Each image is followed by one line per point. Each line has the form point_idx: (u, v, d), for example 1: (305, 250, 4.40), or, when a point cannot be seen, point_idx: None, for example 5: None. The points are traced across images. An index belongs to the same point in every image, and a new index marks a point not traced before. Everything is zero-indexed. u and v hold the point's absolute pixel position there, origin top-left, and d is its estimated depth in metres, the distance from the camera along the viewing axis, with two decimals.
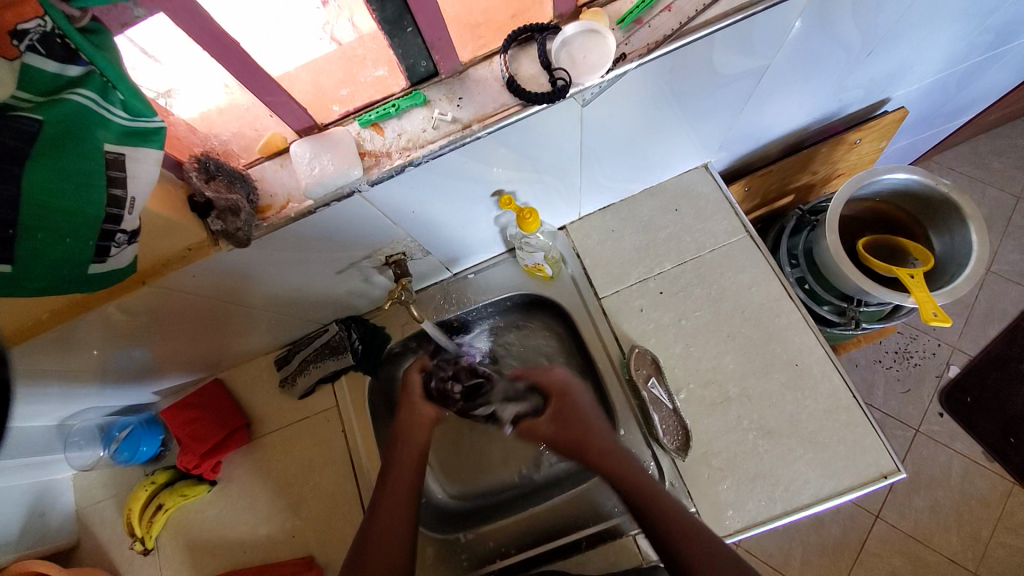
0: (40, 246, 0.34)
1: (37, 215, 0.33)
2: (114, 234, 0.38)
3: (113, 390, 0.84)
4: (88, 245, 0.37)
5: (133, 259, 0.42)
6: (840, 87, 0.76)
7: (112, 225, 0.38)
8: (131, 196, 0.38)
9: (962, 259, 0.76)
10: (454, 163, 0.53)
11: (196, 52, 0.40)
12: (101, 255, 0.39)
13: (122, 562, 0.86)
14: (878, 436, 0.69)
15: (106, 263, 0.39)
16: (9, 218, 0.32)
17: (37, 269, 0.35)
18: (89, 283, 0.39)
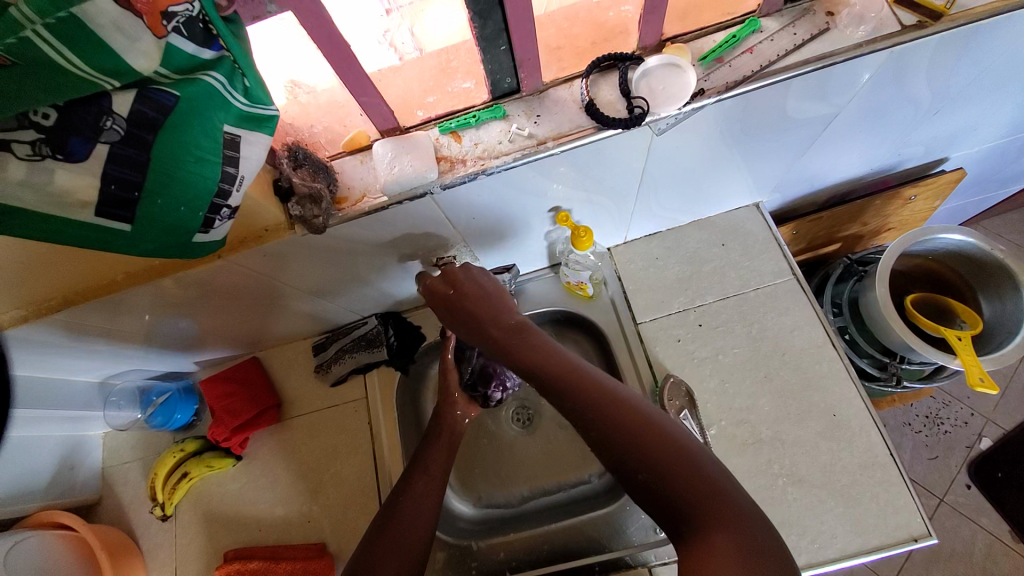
0: (158, 210, 0.38)
1: (162, 183, 0.37)
2: (221, 209, 0.42)
3: (155, 357, 0.87)
4: (197, 215, 0.40)
5: (226, 234, 0.46)
6: (901, 141, 0.76)
7: (220, 200, 0.41)
8: (241, 174, 0.41)
9: (1013, 327, 0.74)
10: (522, 176, 0.55)
11: (308, 49, 0.45)
12: (206, 226, 0.42)
13: (140, 524, 0.89)
14: (913, 498, 0.68)
15: (207, 234, 0.43)
16: (138, 180, 0.36)
17: (151, 231, 0.39)
18: (191, 250, 0.43)
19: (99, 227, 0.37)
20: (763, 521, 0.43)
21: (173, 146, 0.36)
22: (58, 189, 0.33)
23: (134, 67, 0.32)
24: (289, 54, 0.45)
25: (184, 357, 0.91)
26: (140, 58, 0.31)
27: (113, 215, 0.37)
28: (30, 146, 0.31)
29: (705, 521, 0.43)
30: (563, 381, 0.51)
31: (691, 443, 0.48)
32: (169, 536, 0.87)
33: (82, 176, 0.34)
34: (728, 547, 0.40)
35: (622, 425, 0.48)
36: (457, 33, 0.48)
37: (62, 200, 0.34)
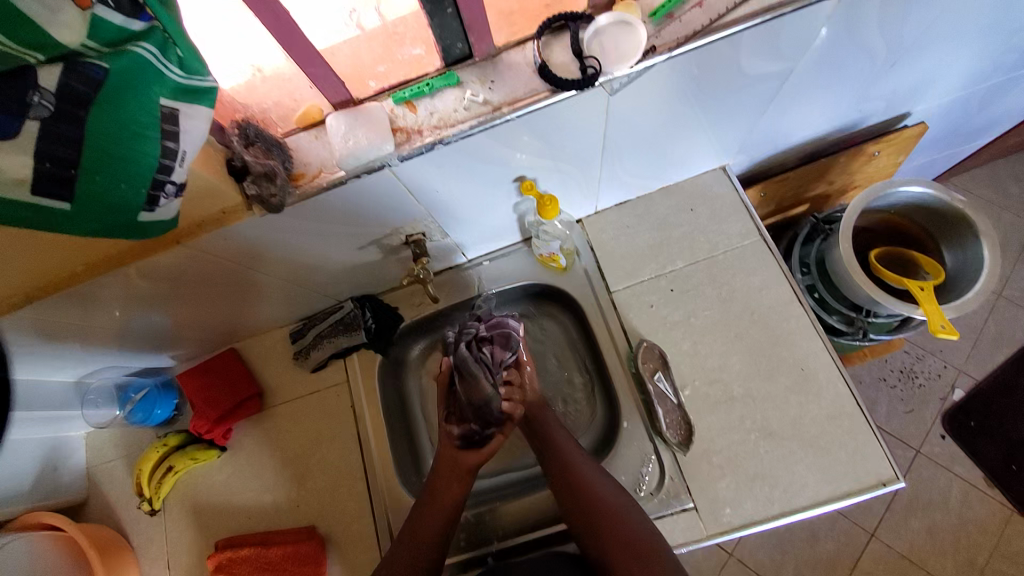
0: (99, 187, 0.36)
1: (97, 158, 0.35)
2: (165, 185, 0.40)
3: (130, 353, 0.86)
4: (140, 192, 0.39)
5: (177, 214, 0.44)
6: (862, 96, 0.77)
7: (162, 175, 0.39)
8: (182, 148, 0.39)
9: (974, 275, 0.76)
10: (480, 145, 0.55)
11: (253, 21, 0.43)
12: (151, 205, 0.40)
13: (128, 521, 0.89)
14: (880, 444, 0.69)
15: (154, 213, 0.41)
16: (73, 158, 0.34)
17: (94, 209, 0.37)
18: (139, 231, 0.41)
19: (33, 208, 0.35)
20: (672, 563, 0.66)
21: (104, 118, 0.35)
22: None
23: (60, 41, 0.31)
24: (235, 26, 0.44)
25: (161, 353, 0.90)
26: (65, 31, 0.31)
27: (52, 195, 0.35)
28: None
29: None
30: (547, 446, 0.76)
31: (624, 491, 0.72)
32: (159, 531, 0.87)
33: (12, 154, 0.32)
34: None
35: (593, 499, 0.69)
36: (408, 8, 0.47)
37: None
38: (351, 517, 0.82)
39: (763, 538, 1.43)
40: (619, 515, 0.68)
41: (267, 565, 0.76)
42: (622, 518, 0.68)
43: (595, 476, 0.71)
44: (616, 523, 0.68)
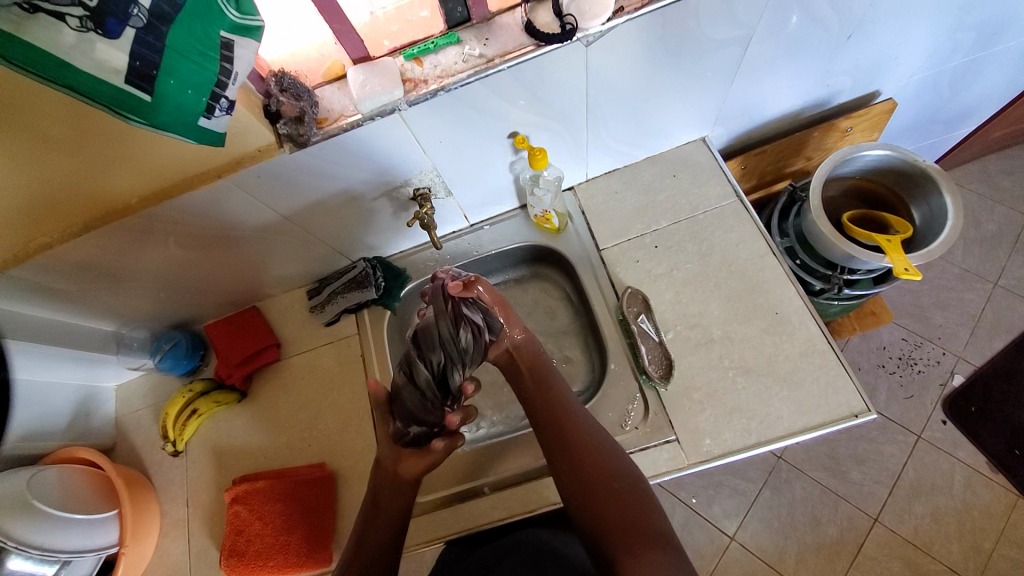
0: (171, 89, 0.47)
1: (175, 64, 0.46)
2: (220, 98, 0.51)
3: (164, 307, 0.96)
4: (200, 99, 0.50)
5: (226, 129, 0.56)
6: (826, 71, 0.86)
7: (219, 90, 0.50)
8: (236, 71, 0.51)
9: (940, 227, 0.83)
10: (477, 95, 0.65)
11: (306, 10, 0.57)
12: (208, 113, 0.52)
13: (154, 464, 0.96)
14: (850, 379, 0.75)
15: (210, 121, 0.52)
16: (155, 61, 0.45)
17: (167, 107, 0.48)
18: (194, 133, 0.52)
19: (125, 93, 0.46)
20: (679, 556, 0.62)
21: (184, 32, 0.46)
22: (98, 57, 0.42)
23: None
24: (292, 10, 0.57)
25: (191, 308, 0.99)
26: None
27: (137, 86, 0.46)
28: (78, 20, 0.40)
29: (634, 554, 0.61)
30: (552, 418, 0.75)
31: (631, 472, 0.69)
32: (181, 471, 0.95)
33: (116, 51, 0.43)
34: (655, 558, 0.60)
35: (585, 457, 0.70)
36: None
37: (101, 67, 0.43)
38: (358, 455, 0.89)
39: (764, 523, 1.43)
40: (617, 483, 0.67)
41: (282, 494, 0.84)
42: (621, 484, 0.67)
43: (592, 433, 0.72)
44: (612, 490, 0.67)
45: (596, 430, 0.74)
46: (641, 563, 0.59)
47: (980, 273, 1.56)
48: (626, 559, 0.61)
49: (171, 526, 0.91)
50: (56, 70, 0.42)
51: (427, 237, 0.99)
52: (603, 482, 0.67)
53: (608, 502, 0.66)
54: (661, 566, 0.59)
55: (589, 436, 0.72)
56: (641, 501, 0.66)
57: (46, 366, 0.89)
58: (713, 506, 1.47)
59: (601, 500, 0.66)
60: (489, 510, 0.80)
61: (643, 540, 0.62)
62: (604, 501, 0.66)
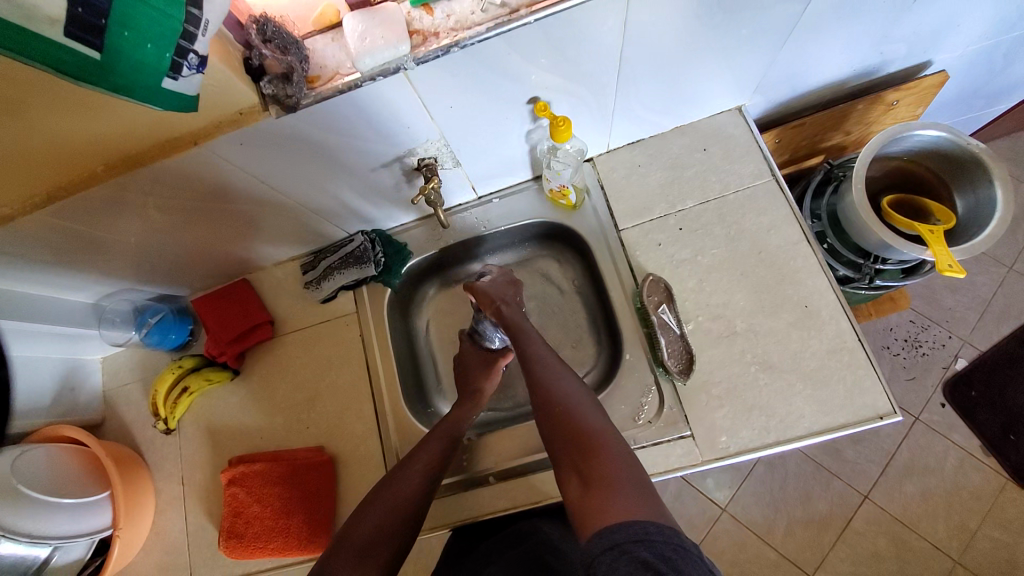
0: (127, 43, 0.40)
1: (130, 12, 0.39)
2: (188, 54, 0.44)
3: (146, 279, 0.88)
4: (164, 55, 0.42)
5: (198, 90, 0.48)
6: (885, 35, 0.76)
7: (185, 43, 0.43)
8: (205, 17, 0.43)
9: (987, 219, 0.76)
10: (496, 53, 0.56)
11: None
12: (174, 72, 0.44)
13: (146, 440, 0.93)
14: (879, 379, 0.71)
15: (177, 82, 0.45)
16: (105, 8, 0.38)
17: (125, 66, 0.41)
18: (160, 98, 0.45)
19: (67, 50, 0.38)
20: (641, 470, 0.56)
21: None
22: (29, 4, 0.35)
23: None
24: None
25: (174, 280, 0.92)
26: None
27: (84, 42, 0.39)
28: None
29: (589, 476, 0.56)
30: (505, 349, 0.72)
31: (584, 396, 0.64)
32: (174, 449, 0.91)
33: None
34: (611, 474, 0.55)
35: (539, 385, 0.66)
36: None
37: (32, 15, 0.36)
38: (359, 439, 0.86)
39: (756, 497, 1.45)
40: (566, 406, 0.63)
41: (279, 477, 0.81)
42: (573, 408, 0.62)
43: (545, 362, 0.68)
44: (564, 414, 0.62)
45: (552, 354, 0.69)
46: (599, 485, 0.54)
47: (996, 256, 1.52)
48: (580, 484, 0.56)
49: (168, 503, 0.89)
50: None
51: (431, 208, 0.90)
52: (556, 409, 0.63)
53: (558, 426, 0.62)
54: (617, 486, 0.54)
55: (542, 362, 0.68)
56: (594, 418, 0.61)
57: (21, 343, 0.83)
58: (706, 479, 1.49)
59: (552, 423, 0.62)
60: (493, 499, 0.78)
61: (594, 458, 0.57)
62: (554, 426, 0.62)
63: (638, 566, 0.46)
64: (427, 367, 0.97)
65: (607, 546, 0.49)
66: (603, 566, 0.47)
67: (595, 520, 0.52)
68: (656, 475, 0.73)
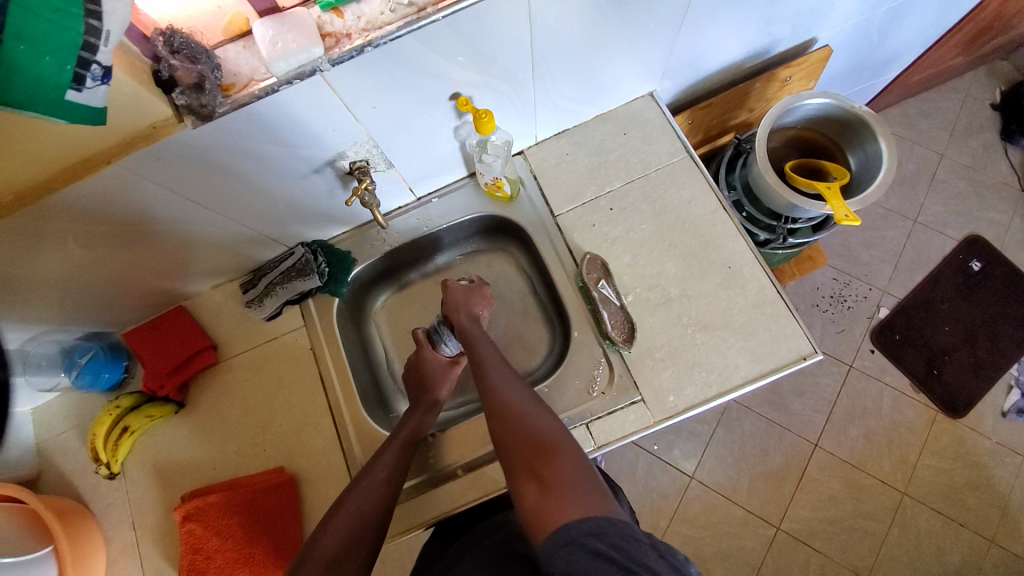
0: (25, 57, 0.41)
1: (26, 26, 0.40)
2: (91, 65, 0.44)
3: (72, 317, 0.83)
4: (65, 67, 0.43)
5: (107, 102, 0.49)
6: (768, 18, 0.84)
7: (87, 54, 0.43)
8: (106, 28, 0.43)
9: (875, 171, 0.86)
10: (410, 50, 0.58)
11: None
12: (78, 84, 0.45)
13: (87, 490, 0.87)
14: (799, 324, 0.78)
15: (82, 93, 0.46)
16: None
17: (23, 78, 0.42)
18: (66, 112, 0.46)
19: None
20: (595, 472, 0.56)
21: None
22: None
23: None
24: None
25: (104, 316, 0.87)
26: None
27: None
28: None
29: (544, 478, 0.55)
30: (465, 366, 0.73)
31: (540, 406, 0.65)
32: (121, 494, 0.86)
33: None
34: (564, 476, 0.55)
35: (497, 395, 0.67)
36: None
37: None
38: (320, 453, 0.84)
39: (720, 460, 1.53)
40: (521, 417, 0.63)
41: (239, 504, 0.79)
42: (530, 415, 0.63)
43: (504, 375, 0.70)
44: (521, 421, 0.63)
45: (507, 370, 0.71)
46: (553, 486, 0.54)
47: (899, 212, 1.69)
48: (535, 487, 0.55)
49: (119, 552, 0.84)
50: None
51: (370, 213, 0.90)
52: (514, 417, 0.64)
53: (514, 434, 0.62)
54: (570, 485, 0.54)
55: (499, 378, 0.69)
56: (548, 425, 0.62)
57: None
58: (674, 450, 1.55)
59: (507, 432, 0.62)
60: (463, 491, 0.79)
61: (549, 460, 0.57)
62: (511, 434, 0.62)
63: (593, 558, 0.47)
64: (385, 373, 0.96)
65: (562, 541, 0.49)
66: (558, 562, 0.48)
67: (549, 519, 0.51)
68: (615, 441, 0.77)
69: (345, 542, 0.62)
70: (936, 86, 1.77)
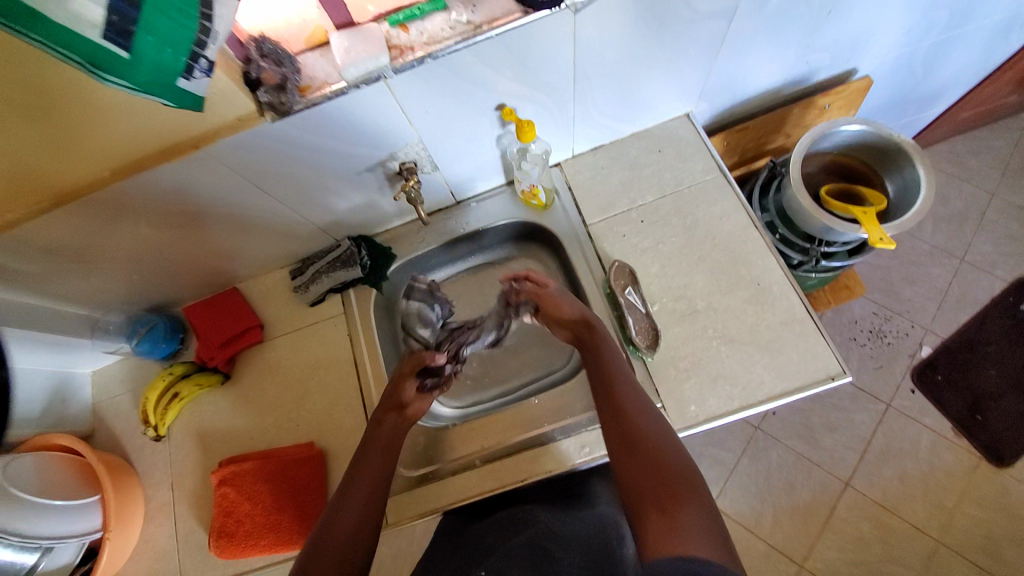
0: (149, 48, 0.47)
1: (153, 21, 0.45)
2: (200, 59, 0.50)
3: (140, 289, 0.92)
4: (179, 59, 0.49)
5: (204, 91, 0.55)
6: (807, 47, 0.87)
7: (198, 50, 0.49)
8: (216, 29, 0.49)
9: (914, 197, 0.86)
10: (465, 63, 0.65)
11: None
12: (187, 73, 0.51)
13: (135, 449, 0.94)
14: (827, 345, 0.78)
15: (188, 82, 0.52)
16: (133, 18, 0.44)
17: (144, 66, 0.48)
18: (172, 93, 0.52)
19: (100, 49, 0.45)
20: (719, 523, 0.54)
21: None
22: (72, 10, 0.42)
23: None
24: None
25: (168, 290, 0.96)
26: None
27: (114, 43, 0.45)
28: None
29: (669, 514, 0.54)
30: (597, 371, 0.71)
31: (673, 436, 0.62)
32: (164, 455, 0.93)
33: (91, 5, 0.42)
34: (689, 518, 0.53)
35: (628, 411, 0.65)
36: None
37: (75, 20, 0.42)
38: (348, 433, 0.89)
39: (742, 489, 1.49)
40: (655, 440, 0.61)
41: (270, 474, 0.84)
42: (661, 442, 0.60)
43: (636, 393, 0.67)
44: (652, 446, 0.60)
45: (634, 388, 0.68)
46: (675, 526, 0.52)
47: (946, 249, 1.63)
48: (659, 517, 0.54)
49: (157, 511, 0.90)
50: (28, 18, 0.41)
51: (414, 209, 0.96)
52: (644, 438, 0.61)
53: (642, 454, 0.59)
54: (693, 529, 0.52)
55: (627, 395, 0.67)
56: (679, 460, 0.59)
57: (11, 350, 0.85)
58: None
59: (634, 450, 0.60)
60: (480, 481, 0.81)
61: (678, 497, 0.55)
62: (639, 454, 0.60)
63: None
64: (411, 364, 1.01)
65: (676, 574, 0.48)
66: None
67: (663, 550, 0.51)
68: None
69: (362, 497, 0.66)
70: (989, 123, 1.72)
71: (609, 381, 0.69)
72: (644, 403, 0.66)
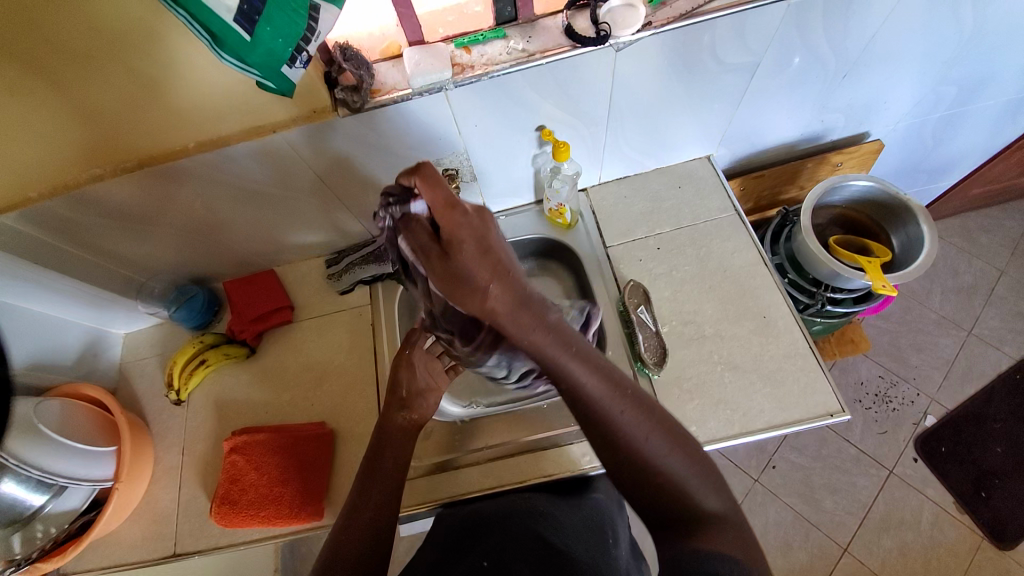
0: (266, 37, 0.56)
1: (274, 15, 0.54)
2: (302, 52, 0.60)
3: (185, 261, 1.00)
4: (286, 49, 0.58)
5: (297, 81, 0.65)
6: (822, 107, 0.95)
7: (302, 44, 0.59)
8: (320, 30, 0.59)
9: (918, 252, 0.92)
10: (515, 84, 0.74)
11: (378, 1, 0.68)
12: (290, 62, 0.61)
13: (153, 411, 0.98)
14: (828, 382, 0.81)
15: (290, 70, 0.61)
16: (258, 10, 0.53)
17: (259, 52, 0.57)
18: (274, 78, 0.61)
19: (229, 32, 0.54)
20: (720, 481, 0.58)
21: None
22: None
23: None
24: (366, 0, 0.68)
25: (211, 264, 1.03)
26: None
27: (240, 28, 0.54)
28: None
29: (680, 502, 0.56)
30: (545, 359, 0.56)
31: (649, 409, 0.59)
32: (179, 420, 0.97)
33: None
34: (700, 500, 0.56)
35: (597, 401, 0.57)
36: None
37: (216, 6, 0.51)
38: (360, 418, 0.92)
39: None
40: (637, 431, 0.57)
41: (279, 447, 0.87)
42: (645, 434, 0.57)
43: (596, 372, 0.57)
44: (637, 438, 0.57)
45: (586, 354, 0.57)
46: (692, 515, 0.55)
47: (954, 320, 1.66)
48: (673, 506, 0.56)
49: (163, 473, 0.93)
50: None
51: None
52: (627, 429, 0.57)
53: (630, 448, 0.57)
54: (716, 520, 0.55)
55: (577, 365, 0.56)
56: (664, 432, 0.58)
57: (51, 300, 0.90)
58: None
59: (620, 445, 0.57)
60: (482, 477, 0.84)
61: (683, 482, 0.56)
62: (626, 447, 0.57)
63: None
64: None
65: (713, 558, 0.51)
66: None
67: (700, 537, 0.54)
68: None
69: (369, 502, 0.70)
70: (999, 205, 1.79)
71: (553, 356, 0.55)
72: (594, 361, 0.58)
